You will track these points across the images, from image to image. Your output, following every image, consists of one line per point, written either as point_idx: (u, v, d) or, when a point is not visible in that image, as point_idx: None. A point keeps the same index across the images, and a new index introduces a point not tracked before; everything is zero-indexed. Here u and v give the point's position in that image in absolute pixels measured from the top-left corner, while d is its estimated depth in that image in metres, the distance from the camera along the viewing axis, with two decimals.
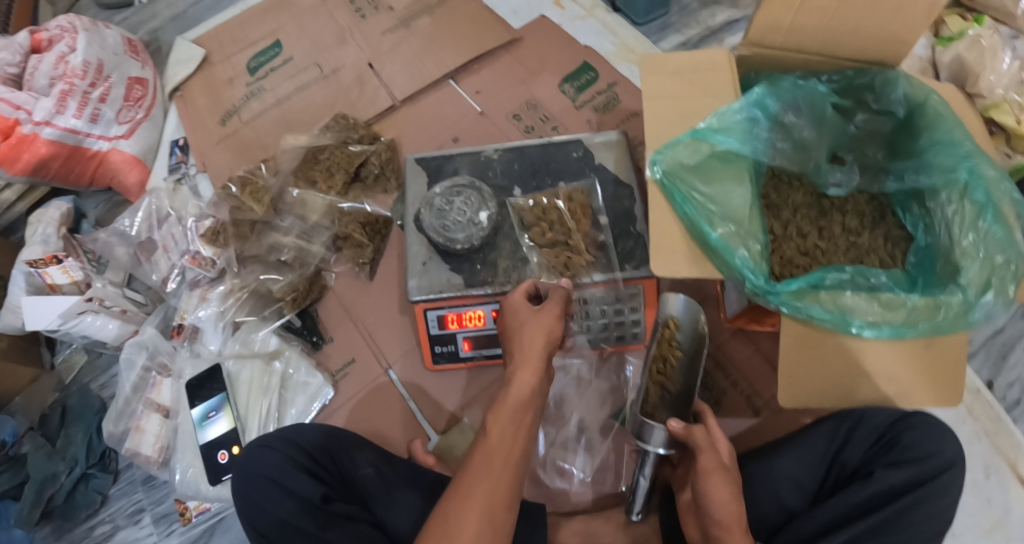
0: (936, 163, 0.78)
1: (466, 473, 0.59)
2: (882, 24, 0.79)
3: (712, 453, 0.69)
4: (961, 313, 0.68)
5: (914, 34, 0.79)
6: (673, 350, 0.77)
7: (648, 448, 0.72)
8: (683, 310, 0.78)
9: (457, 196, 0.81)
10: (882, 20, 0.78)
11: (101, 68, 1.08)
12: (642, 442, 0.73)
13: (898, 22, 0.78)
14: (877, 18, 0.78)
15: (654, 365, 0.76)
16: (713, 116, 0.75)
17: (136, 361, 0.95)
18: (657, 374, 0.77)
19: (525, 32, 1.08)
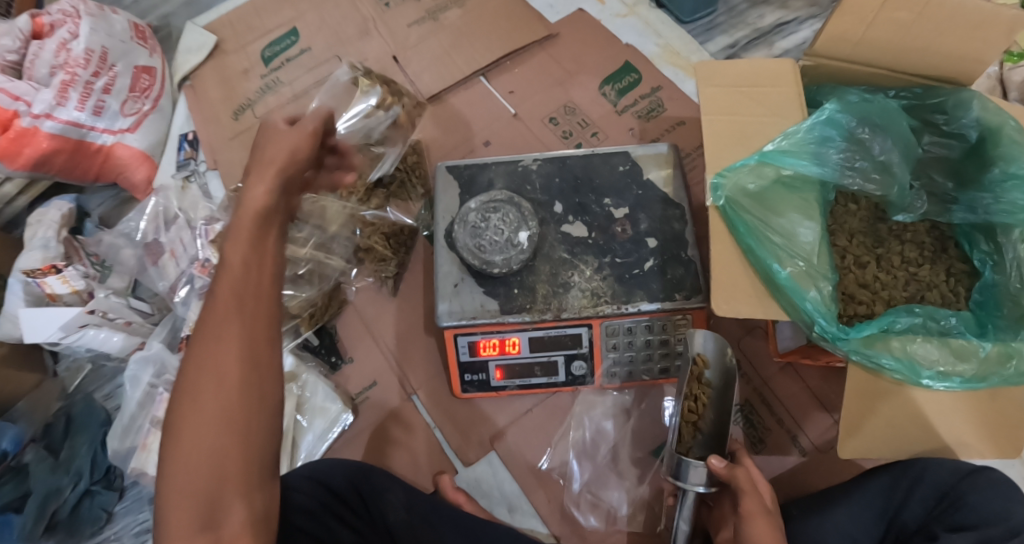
0: (1011, 198, 0.71)
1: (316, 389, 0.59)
2: (957, 43, 0.72)
3: (756, 496, 0.63)
4: None
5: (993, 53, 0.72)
6: (702, 387, 0.69)
7: (687, 487, 0.65)
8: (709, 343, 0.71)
9: (494, 212, 0.74)
10: (957, 39, 0.72)
11: (105, 57, 1.01)
12: (679, 481, 0.66)
13: (976, 40, 0.71)
14: (953, 37, 0.72)
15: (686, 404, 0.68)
16: (781, 137, 0.69)
17: (142, 378, 0.89)
18: (688, 413, 0.69)
19: (561, 28, 1.01)
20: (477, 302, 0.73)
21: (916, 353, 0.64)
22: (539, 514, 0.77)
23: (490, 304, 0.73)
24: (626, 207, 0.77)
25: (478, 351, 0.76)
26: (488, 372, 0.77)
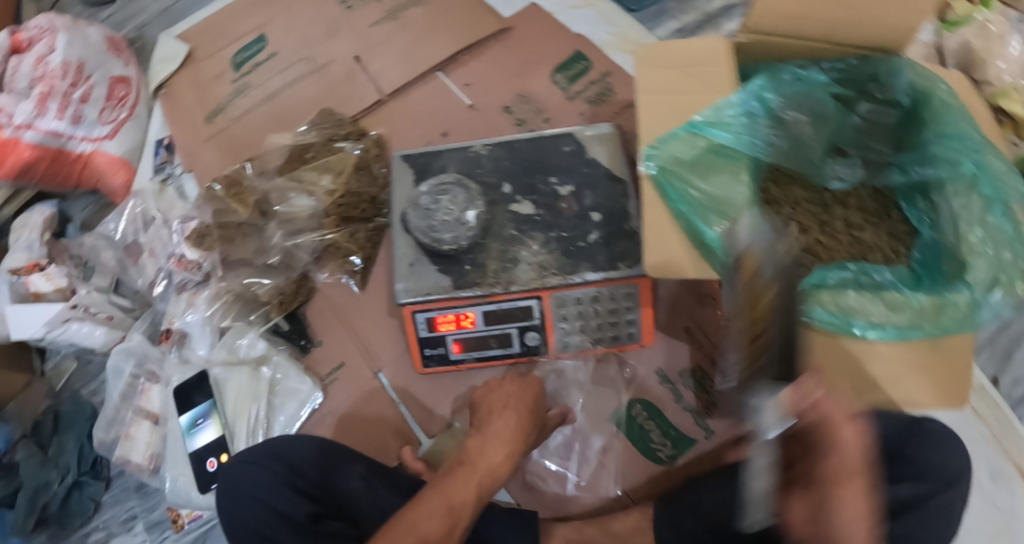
0: (941, 155, 0.74)
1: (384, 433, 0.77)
2: None
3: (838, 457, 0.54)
4: (969, 313, 0.65)
5: (924, 19, 0.75)
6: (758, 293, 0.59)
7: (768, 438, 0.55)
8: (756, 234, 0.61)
9: (443, 195, 0.78)
10: None
11: (82, 68, 1.05)
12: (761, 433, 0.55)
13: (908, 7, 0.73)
14: None
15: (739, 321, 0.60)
16: (709, 108, 0.73)
17: (124, 370, 0.94)
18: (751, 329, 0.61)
19: (516, 22, 1.04)
20: (432, 279, 0.77)
21: (847, 305, 0.67)
22: (501, 483, 0.81)
23: (444, 281, 0.77)
24: (572, 185, 0.81)
25: (436, 327, 0.80)
26: (446, 346, 0.81)
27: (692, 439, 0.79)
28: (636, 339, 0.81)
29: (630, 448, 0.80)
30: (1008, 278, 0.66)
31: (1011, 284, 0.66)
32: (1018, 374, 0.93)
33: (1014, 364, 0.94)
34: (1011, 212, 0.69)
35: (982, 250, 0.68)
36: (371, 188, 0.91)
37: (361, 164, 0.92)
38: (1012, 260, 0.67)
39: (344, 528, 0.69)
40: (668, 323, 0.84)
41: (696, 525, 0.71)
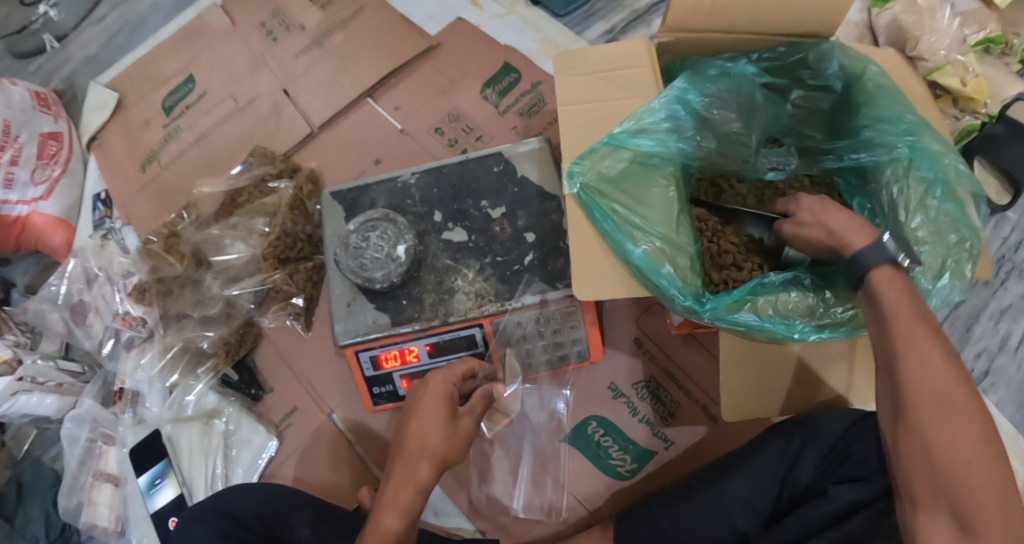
0: (879, 142, 0.71)
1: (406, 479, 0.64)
2: None
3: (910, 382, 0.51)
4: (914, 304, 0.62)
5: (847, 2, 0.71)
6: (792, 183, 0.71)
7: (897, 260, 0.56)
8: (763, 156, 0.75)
9: (372, 231, 0.77)
10: None
11: (8, 129, 1.03)
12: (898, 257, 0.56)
13: None
14: None
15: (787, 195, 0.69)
16: (628, 119, 0.69)
17: (79, 436, 0.92)
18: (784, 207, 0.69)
19: (441, 38, 1.03)
20: (369, 318, 0.76)
21: (785, 312, 0.63)
22: (462, 513, 0.80)
23: (381, 319, 0.76)
24: (503, 206, 0.79)
25: (381, 365, 0.79)
26: (394, 383, 0.80)
27: (653, 452, 0.78)
28: (585, 356, 0.79)
29: (591, 468, 0.79)
30: (955, 262, 0.64)
31: (958, 267, 0.64)
32: (980, 349, 0.89)
33: (975, 338, 0.89)
34: (953, 192, 0.66)
35: (921, 237, 0.66)
36: (306, 226, 0.89)
37: (294, 204, 0.90)
38: (958, 243, 0.64)
39: None
40: (618, 335, 0.82)
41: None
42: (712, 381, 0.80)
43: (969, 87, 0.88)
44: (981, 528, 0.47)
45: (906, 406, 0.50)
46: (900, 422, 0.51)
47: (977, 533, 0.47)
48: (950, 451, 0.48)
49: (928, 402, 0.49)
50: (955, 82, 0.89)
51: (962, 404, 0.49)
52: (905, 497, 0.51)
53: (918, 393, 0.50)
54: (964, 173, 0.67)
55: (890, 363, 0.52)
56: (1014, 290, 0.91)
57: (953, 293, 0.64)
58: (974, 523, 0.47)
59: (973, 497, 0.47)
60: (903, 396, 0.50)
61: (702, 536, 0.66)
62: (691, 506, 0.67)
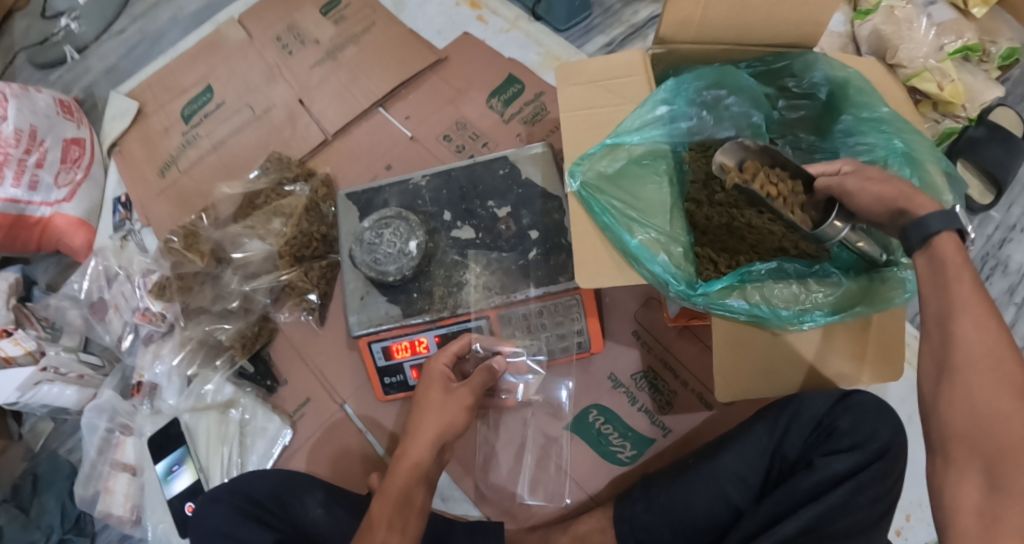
0: (863, 141, 0.78)
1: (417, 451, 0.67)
2: (795, 8, 0.77)
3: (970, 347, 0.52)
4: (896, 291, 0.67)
5: (829, 15, 0.77)
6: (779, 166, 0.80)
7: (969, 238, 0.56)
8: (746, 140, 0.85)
9: (385, 228, 0.81)
10: (793, 6, 0.76)
11: (34, 134, 1.07)
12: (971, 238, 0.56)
13: (812, 5, 0.76)
14: (788, 4, 0.76)
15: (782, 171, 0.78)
16: (626, 121, 0.75)
17: (98, 426, 0.95)
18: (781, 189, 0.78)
19: (449, 52, 1.09)
20: (382, 310, 0.81)
21: (771, 299, 0.69)
22: (468, 499, 0.84)
23: (393, 310, 0.81)
24: (509, 206, 0.84)
25: (393, 355, 0.83)
26: (404, 373, 0.84)
27: (651, 439, 0.83)
28: (586, 347, 0.84)
29: (593, 456, 0.83)
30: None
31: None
32: None
33: None
34: (931, 188, 0.72)
35: None
36: (321, 226, 0.93)
37: (310, 206, 0.95)
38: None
39: None
40: (617, 329, 0.87)
41: (657, 519, 0.75)
42: (707, 371, 0.85)
43: (946, 92, 0.96)
44: (1012, 484, 0.48)
45: (949, 362, 0.52)
46: (943, 376, 0.52)
47: (1008, 490, 0.48)
48: (991, 410, 0.50)
49: (971, 359, 0.51)
50: (933, 87, 0.96)
51: (1008, 364, 0.50)
52: (936, 451, 0.53)
53: (968, 361, 0.51)
54: (944, 170, 0.73)
55: (941, 319, 0.53)
56: (998, 286, 0.98)
57: None
58: (1004, 478, 0.49)
59: (1009, 453, 0.49)
60: (949, 351, 0.52)
61: (699, 509, 0.73)
62: (688, 482, 0.74)
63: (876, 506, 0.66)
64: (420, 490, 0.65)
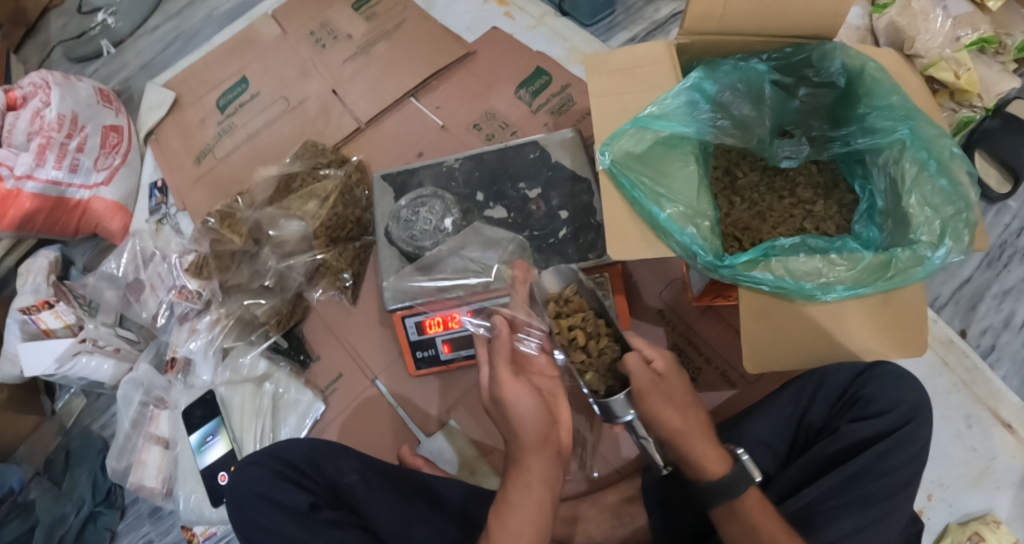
0: (879, 127, 0.81)
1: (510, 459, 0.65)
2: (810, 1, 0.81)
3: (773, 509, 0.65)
4: (913, 264, 0.71)
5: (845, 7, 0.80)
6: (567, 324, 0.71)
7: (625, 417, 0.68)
8: (558, 279, 0.75)
9: (422, 206, 0.87)
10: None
11: (76, 120, 1.11)
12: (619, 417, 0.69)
13: None
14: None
15: (576, 342, 0.70)
16: (653, 103, 0.78)
17: (133, 397, 0.99)
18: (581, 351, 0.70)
19: (478, 46, 1.13)
20: (416, 285, 0.83)
21: (795, 271, 0.72)
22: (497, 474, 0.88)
23: (428, 285, 0.83)
24: (539, 188, 0.87)
25: (425, 330, 0.85)
26: (436, 347, 0.87)
27: None
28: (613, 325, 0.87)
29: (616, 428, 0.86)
30: (953, 230, 0.72)
31: (956, 234, 0.72)
32: (984, 325, 1.02)
33: (978, 316, 1.03)
34: (946, 168, 0.75)
35: (919, 211, 0.75)
36: (355, 209, 0.98)
37: (344, 190, 0.98)
38: (954, 214, 0.73)
39: (344, 517, 0.72)
40: (644, 309, 0.93)
41: (680, 493, 0.75)
42: (729, 348, 0.90)
43: (962, 80, 1.00)
44: None
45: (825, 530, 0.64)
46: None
47: None
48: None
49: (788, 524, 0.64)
50: (950, 76, 1.00)
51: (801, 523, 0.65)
52: None
53: None
54: (957, 153, 0.76)
55: None
56: (1015, 273, 1.04)
57: (952, 255, 0.71)
58: None
59: None
60: None
61: None
62: None
63: (900, 474, 0.69)
64: (538, 493, 0.64)
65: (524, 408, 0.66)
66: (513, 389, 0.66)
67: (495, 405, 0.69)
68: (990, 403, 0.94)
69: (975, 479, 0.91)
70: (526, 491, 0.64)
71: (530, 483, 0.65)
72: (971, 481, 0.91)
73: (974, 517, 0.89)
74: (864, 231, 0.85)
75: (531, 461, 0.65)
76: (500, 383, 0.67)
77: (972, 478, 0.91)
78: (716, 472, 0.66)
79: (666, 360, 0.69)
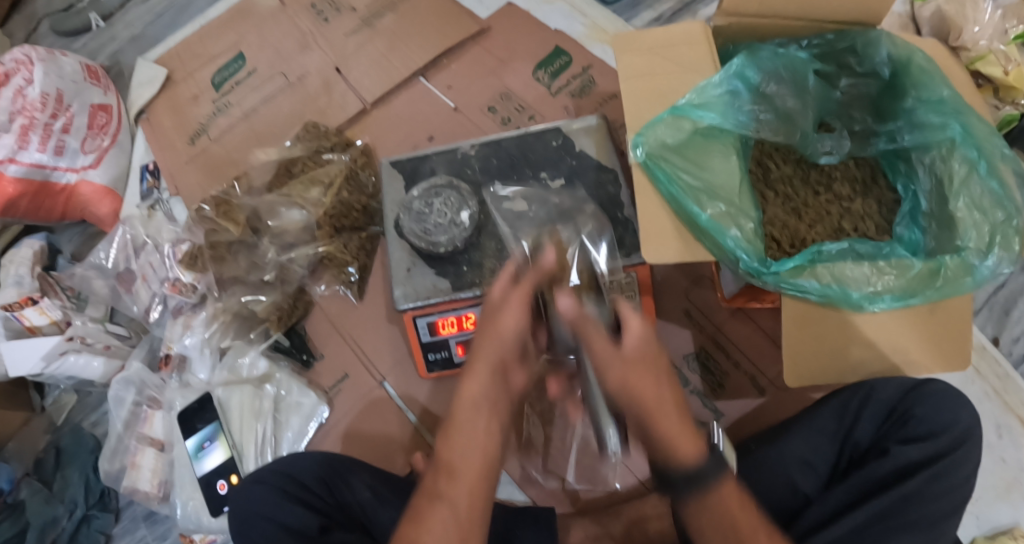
0: (924, 123, 0.75)
1: (471, 380, 0.58)
2: None
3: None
4: (963, 275, 0.65)
5: None
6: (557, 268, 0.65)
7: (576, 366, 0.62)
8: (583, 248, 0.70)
9: (435, 197, 0.78)
10: None
11: (61, 98, 1.04)
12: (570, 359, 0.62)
13: None
14: None
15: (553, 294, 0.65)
16: (691, 91, 0.71)
17: (125, 398, 0.93)
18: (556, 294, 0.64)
19: (491, 22, 1.05)
20: (429, 283, 0.78)
21: (844, 279, 0.66)
22: (513, 481, 0.83)
23: (441, 283, 0.78)
24: (562, 178, 0.81)
25: (438, 331, 0.79)
26: (449, 349, 0.81)
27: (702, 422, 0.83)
28: None
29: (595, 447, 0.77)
30: (1002, 237, 0.67)
31: (1005, 243, 0.66)
32: (1017, 332, 0.97)
33: (1012, 322, 0.97)
34: (996, 170, 0.69)
35: (965, 215, 0.69)
36: (361, 197, 0.91)
37: (349, 174, 0.92)
38: (1003, 220, 0.67)
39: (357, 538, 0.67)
40: (669, 307, 0.87)
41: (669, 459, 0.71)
42: (761, 354, 0.85)
43: (1011, 75, 0.92)
44: None
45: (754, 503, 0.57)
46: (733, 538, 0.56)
47: None
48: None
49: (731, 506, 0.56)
50: (998, 71, 0.93)
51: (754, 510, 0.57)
52: None
53: None
54: (1008, 154, 0.70)
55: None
56: None
57: (1001, 266, 0.66)
58: None
59: None
60: None
61: (767, 494, 0.73)
62: (752, 466, 0.74)
63: (949, 498, 0.65)
64: (484, 420, 0.56)
65: (510, 329, 0.59)
66: (502, 318, 0.59)
67: (484, 315, 0.61)
68: (1022, 413, 0.89)
69: (1005, 491, 0.85)
70: (473, 411, 0.57)
71: (478, 402, 0.57)
72: (1001, 494, 0.86)
73: (1002, 531, 0.83)
74: (906, 233, 0.78)
75: (482, 377, 0.58)
76: (505, 299, 0.59)
77: (1001, 490, 0.86)
78: (690, 459, 0.55)
79: (642, 322, 0.56)
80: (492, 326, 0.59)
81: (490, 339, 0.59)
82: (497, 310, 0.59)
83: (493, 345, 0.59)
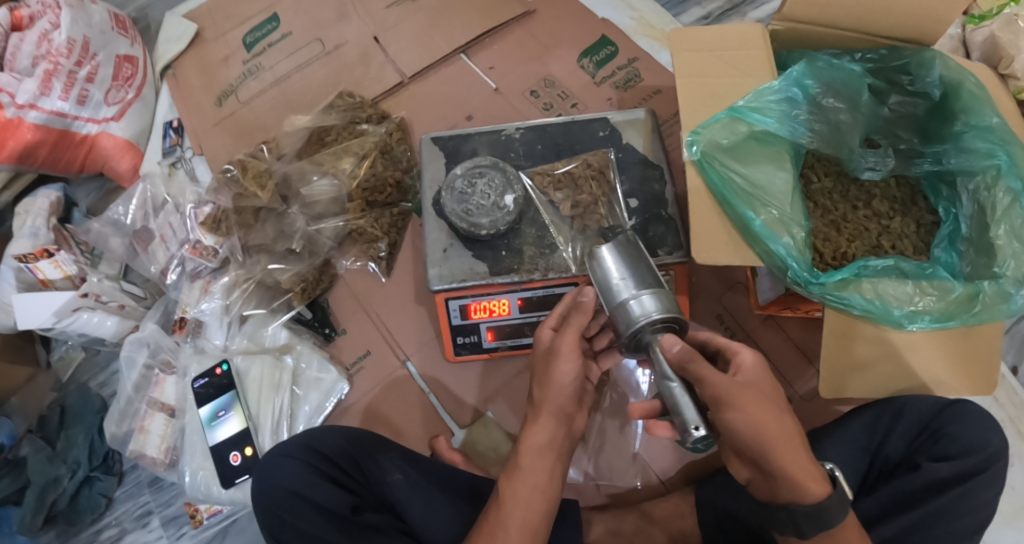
0: (971, 148, 0.73)
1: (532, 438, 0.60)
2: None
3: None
4: (998, 303, 0.64)
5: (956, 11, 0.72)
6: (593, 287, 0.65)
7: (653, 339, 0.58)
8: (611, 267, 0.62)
9: (479, 177, 0.76)
10: None
11: (86, 46, 1.00)
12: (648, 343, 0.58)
13: None
14: None
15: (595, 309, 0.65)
16: (751, 94, 0.70)
17: (137, 359, 0.90)
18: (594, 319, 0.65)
19: (538, 5, 1.03)
20: (466, 265, 0.75)
21: (887, 295, 0.65)
22: None
23: (479, 267, 0.75)
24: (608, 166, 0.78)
25: (469, 315, 0.78)
26: (479, 334, 0.80)
27: None
28: None
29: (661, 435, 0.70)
30: None
31: None
32: None
33: None
34: None
35: (1004, 244, 0.67)
36: (395, 171, 0.89)
37: (383, 148, 0.90)
38: None
39: (386, 521, 0.66)
40: (701, 311, 0.86)
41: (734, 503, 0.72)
42: (789, 364, 0.83)
43: None
44: None
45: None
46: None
47: None
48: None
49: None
50: None
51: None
52: None
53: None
54: None
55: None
56: None
57: None
58: None
59: None
60: None
61: None
62: None
63: (973, 517, 0.65)
64: (549, 465, 0.60)
65: (567, 378, 0.60)
66: (560, 360, 0.60)
67: (539, 363, 0.63)
68: None
69: (1009, 516, 0.85)
70: (538, 457, 0.60)
71: (544, 447, 0.60)
72: (1005, 519, 0.85)
73: None
74: (943, 256, 0.75)
75: (547, 428, 0.60)
76: (558, 349, 0.61)
77: (1007, 514, 0.85)
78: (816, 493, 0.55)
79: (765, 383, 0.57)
80: (545, 380, 0.61)
81: (551, 396, 0.60)
82: (556, 361, 0.60)
83: (553, 398, 0.60)
